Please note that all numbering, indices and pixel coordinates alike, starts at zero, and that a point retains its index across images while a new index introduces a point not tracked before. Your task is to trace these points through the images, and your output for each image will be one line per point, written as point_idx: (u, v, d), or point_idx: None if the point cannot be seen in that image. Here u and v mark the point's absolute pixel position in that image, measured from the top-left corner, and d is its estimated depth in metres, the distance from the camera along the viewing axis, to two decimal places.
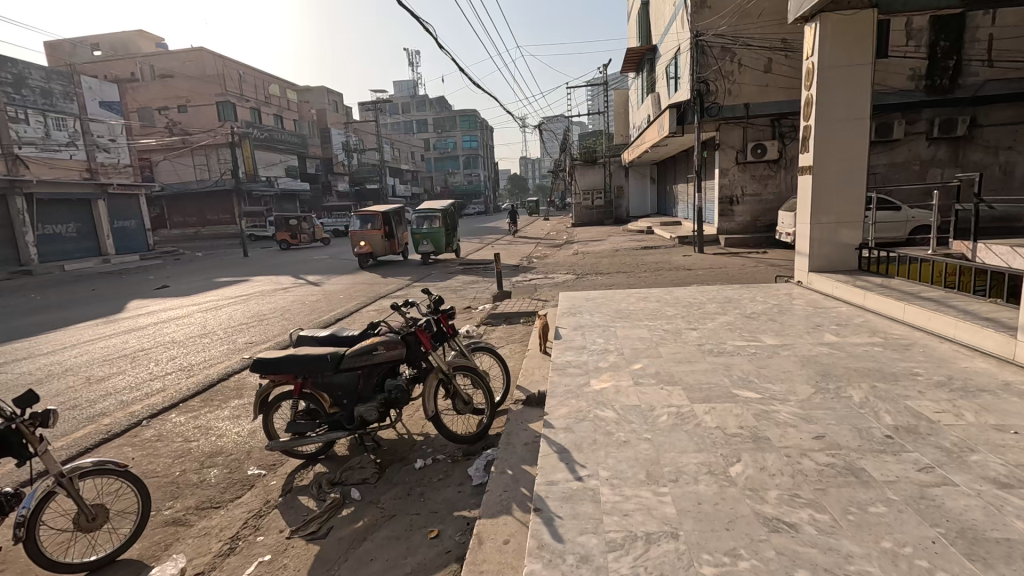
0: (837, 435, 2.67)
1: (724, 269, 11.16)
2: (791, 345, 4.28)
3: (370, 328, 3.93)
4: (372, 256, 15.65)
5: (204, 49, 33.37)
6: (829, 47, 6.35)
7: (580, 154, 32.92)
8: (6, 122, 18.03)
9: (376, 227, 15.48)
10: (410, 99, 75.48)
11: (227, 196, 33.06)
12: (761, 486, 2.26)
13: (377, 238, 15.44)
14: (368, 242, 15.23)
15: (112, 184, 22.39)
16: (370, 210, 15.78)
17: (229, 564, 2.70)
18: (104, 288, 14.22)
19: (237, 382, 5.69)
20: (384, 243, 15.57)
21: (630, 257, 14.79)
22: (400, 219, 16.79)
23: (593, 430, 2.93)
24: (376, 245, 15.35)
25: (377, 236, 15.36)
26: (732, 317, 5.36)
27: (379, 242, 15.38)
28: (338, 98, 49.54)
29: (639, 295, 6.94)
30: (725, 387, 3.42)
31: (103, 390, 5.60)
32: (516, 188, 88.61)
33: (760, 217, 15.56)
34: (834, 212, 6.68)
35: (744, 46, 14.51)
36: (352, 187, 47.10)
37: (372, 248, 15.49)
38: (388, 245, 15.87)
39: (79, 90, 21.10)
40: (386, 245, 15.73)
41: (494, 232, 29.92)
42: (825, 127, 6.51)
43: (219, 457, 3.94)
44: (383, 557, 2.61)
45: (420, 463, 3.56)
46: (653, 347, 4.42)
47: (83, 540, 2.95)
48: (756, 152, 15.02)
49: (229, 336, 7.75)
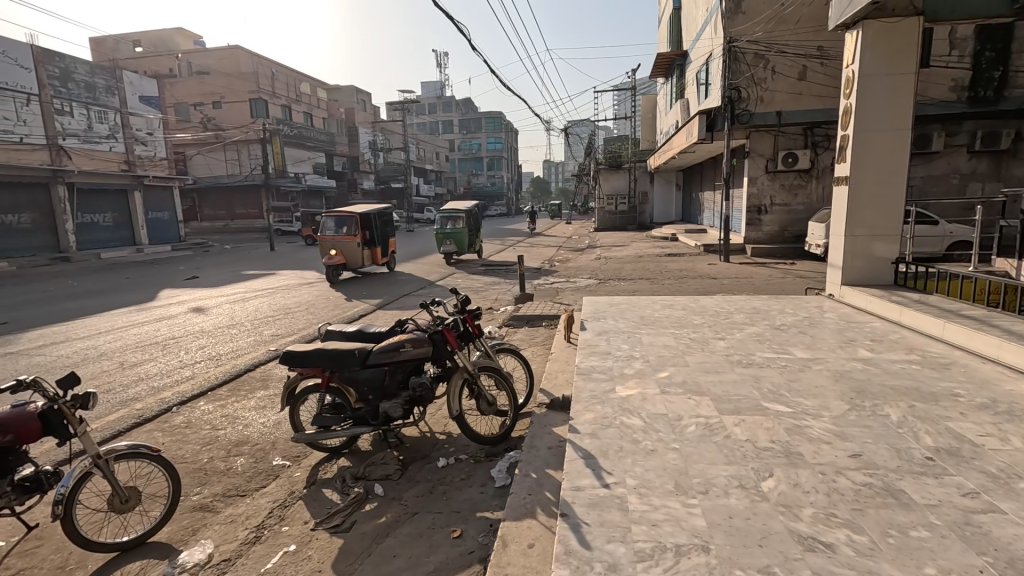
0: (874, 454, 2.59)
1: (750, 279, 10.97)
2: (823, 359, 4.17)
3: (397, 325, 3.96)
4: (345, 267, 12.73)
5: (240, 48, 34.26)
6: (871, 55, 6.20)
7: (605, 158, 32.73)
8: (52, 114, 18.75)
9: (353, 234, 12.95)
10: (437, 100, 76.23)
11: (256, 191, 33.82)
12: (795, 503, 2.20)
13: (353, 245, 12.82)
14: (341, 250, 12.60)
15: (149, 176, 23.13)
16: (346, 212, 13.21)
17: (255, 553, 2.74)
18: (137, 276, 14.67)
19: (263, 373, 5.80)
20: (361, 252, 12.98)
21: (654, 263, 14.65)
22: (385, 224, 14.21)
23: (619, 437, 2.89)
24: (352, 253, 12.76)
25: (353, 244, 12.81)
26: (761, 328, 5.25)
27: (356, 249, 12.77)
28: (367, 97, 50.26)
29: (664, 302, 6.86)
30: (755, 400, 3.35)
31: (135, 376, 5.77)
32: (539, 191, 88.62)
33: (788, 227, 15.25)
34: (870, 225, 6.50)
35: (779, 53, 14.26)
36: (377, 185, 47.78)
37: (346, 257, 12.73)
38: (369, 255, 13.31)
39: (121, 84, 21.71)
40: (365, 254, 13.15)
41: (516, 234, 29.99)
42: (864, 137, 6.35)
43: (245, 446, 4.01)
44: (405, 554, 2.62)
45: (443, 462, 3.57)
46: (680, 356, 4.36)
47: (116, 521, 3.04)
48: (787, 161, 14.70)
49: (256, 328, 7.90)
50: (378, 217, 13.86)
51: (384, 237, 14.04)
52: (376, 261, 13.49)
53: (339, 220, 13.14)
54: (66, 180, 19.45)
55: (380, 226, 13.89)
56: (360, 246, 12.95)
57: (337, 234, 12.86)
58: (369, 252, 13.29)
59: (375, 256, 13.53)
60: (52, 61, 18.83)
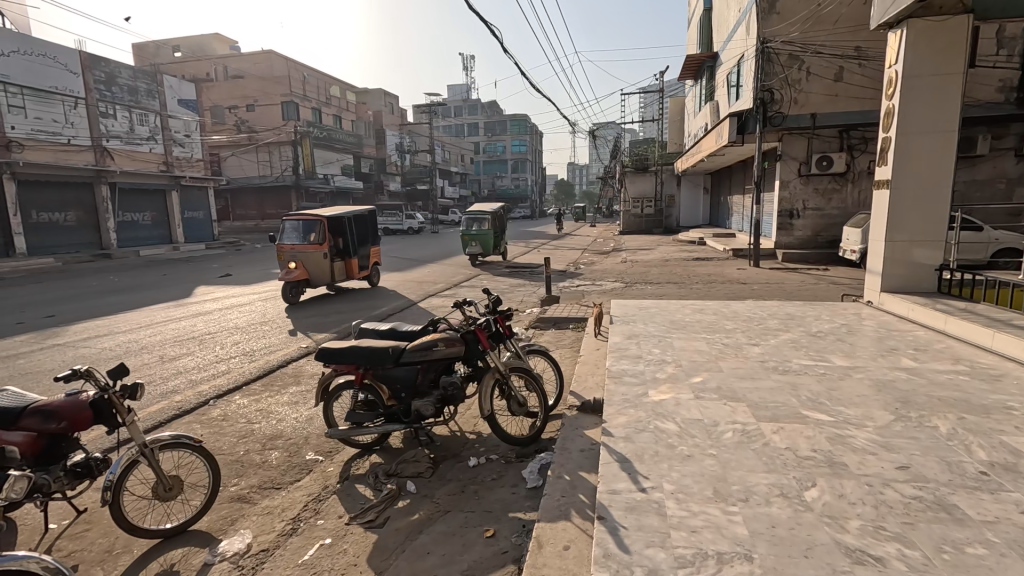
0: (923, 467, 2.50)
1: (782, 285, 10.72)
2: (864, 368, 4.04)
3: (430, 323, 3.99)
4: (306, 284, 10.21)
5: (273, 52, 35.18)
6: (915, 55, 6.01)
7: (631, 161, 32.42)
8: (97, 117, 19.56)
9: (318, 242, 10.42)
10: (462, 102, 76.81)
11: (287, 192, 34.62)
12: (840, 514, 2.14)
13: (318, 257, 10.30)
14: (302, 262, 10.16)
15: (185, 176, 23.90)
16: (310, 214, 10.65)
17: (291, 545, 2.79)
18: (173, 273, 15.15)
19: (295, 369, 5.91)
20: (329, 264, 10.48)
21: (681, 267, 14.44)
22: (364, 231, 11.70)
23: (654, 441, 2.86)
24: (316, 267, 10.27)
25: (318, 255, 10.31)
26: (796, 335, 5.11)
27: (321, 262, 10.28)
28: (395, 100, 50.95)
29: (694, 306, 6.75)
30: (794, 407, 3.26)
31: (174, 369, 5.95)
32: (563, 194, 88.38)
33: (822, 232, 14.86)
34: (912, 230, 6.28)
35: (815, 53, 13.91)
36: (403, 187, 48.39)
37: (308, 271, 10.24)
38: (341, 269, 10.83)
39: (161, 88, 22.47)
40: (335, 267, 10.66)
41: (540, 236, 29.97)
42: (907, 139, 6.15)
43: (279, 440, 4.11)
44: (439, 552, 2.63)
45: (474, 461, 3.58)
46: (714, 361, 4.27)
47: (159, 509, 3.14)
48: (821, 165, 14.43)
49: (288, 325, 8.07)
50: (355, 221, 11.35)
51: (363, 245, 11.56)
52: (351, 274, 11.06)
53: (302, 224, 10.60)
54: (109, 180, 20.27)
55: (356, 233, 11.34)
56: (327, 258, 10.45)
57: (298, 243, 10.34)
58: (340, 264, 10.82)
59: (350, 269, 11.07)
60: (98, 66, 19.64)
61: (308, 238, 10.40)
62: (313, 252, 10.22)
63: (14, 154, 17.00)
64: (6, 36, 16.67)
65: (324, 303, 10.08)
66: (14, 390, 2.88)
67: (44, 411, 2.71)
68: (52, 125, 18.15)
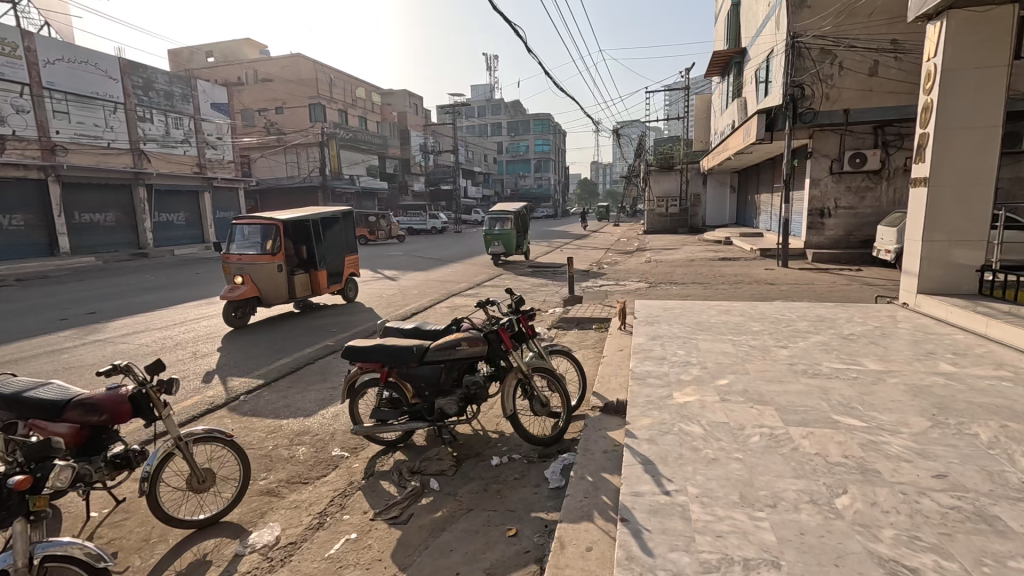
0: (962, 476, 2.41)
1: (812, 286, 10.44)
2: (900, 372, 3.91)
3: (453, 323, 4.04)
4: (256, 303, 8.24)
5: (301, 55, 35.92)
6: (954, 47, 5.79)
7: (656, 159, 32.02)
8: (134, 121, 20.31)
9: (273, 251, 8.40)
10: (486, 103, 77.04)
11: (314, 193, 35.30)
12: (873, 523, 2.08)
13: (271, 270, 8.30)
14: (252, 277, 8.18)
15: (217, 178, 24.60)
16: (263, 216, 8.59)
17: (317, 538, 2.85)
18: (206, 272, 15.63)
19: (322, 367, 6.03)
20: (286, 279, 8.50)
21: (707, 267, 14.20)
22: (335, 234, 9.67)
23: (678, 443, 2.83)
24: (269, 283, 8.29)
25: (272, 267, 8.32)
26: (827, 337, 4.98)
27: (275, 277, 8.30)
28: (419, 101, 51.44)
29: (720, 307, 6.63)
30: (824, 412, 3.18)
31: (206, 365, 6.15)
32: (586, 193, 87.94)
33: (854, 231, 14.43)
34: (950, 230, 6.05)
35: (848, 47, 13.49)
36: (427, 187, 48.80)
37: (259, 288, 8.24)
38: (303, 283, 8.89)
39: (194, 92, 23.14)
40: (295, 281, 8.69)
41: (563, 236, 29.89)
42: (946, 135, 5.93)
43: (306, 436, 4.20)
44: (462, 550, 2.65)
45: (497, 460, 3.60)
46: (740, 363, 4.20)
47: (193, 500, 3.25)
48: (854, 162, 13.98)
49: (314, 323, 8.23)
50: (323, 223, 9.30)
51: (333, 253, 9.58)
52: (317, 289, 9.14)
53: (253, 228, 8.53)
54: (145, 182, 21.02)
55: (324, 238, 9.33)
56: (284, 271, 8.45)
57: (248, 252, 8.35)
58: (302, 278, 8.86)
59: (316, 283, 9.14)
60: (136, 72, 20.37)
61: (259, 247, 8.38)
62: (264, 265, 8.23)
63: (58, 157, 17.78)
64: (52, 45, 17.45)
65: (280, 326, 8.18)
66: (61, 384, 3.05)
67: (86, 403, 2.84)
68: (93, 129, 18.91)
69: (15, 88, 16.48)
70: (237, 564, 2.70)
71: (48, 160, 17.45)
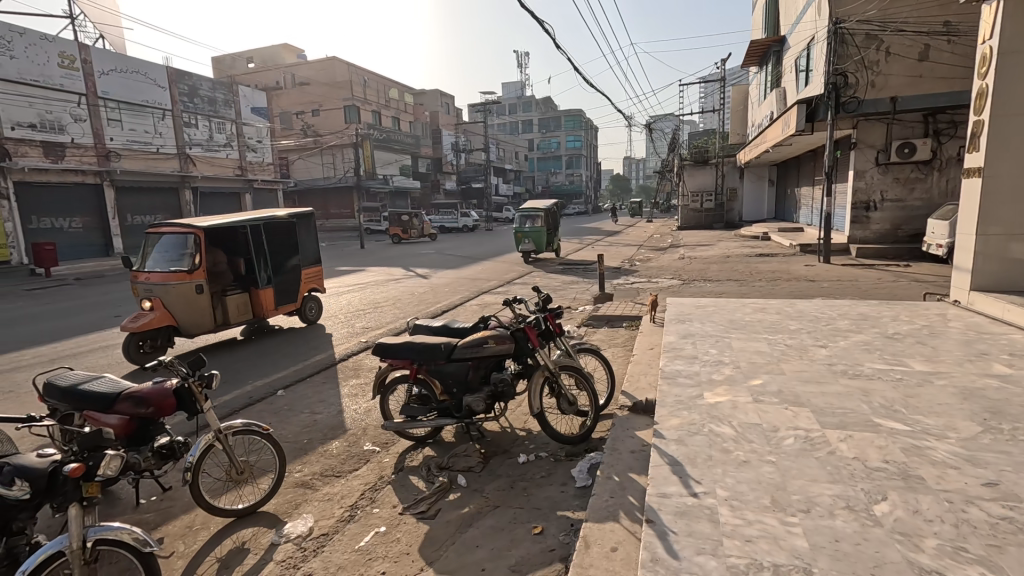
0: (1015, 485, 2.27)
1: (856, 282, 10.00)
2: (949, 374, 3.71)
3: (481, 321, 4.07)
4: (170, 333, 6.51)
5: (336, 58, 36.75)
6: (1012, 28, 5.43)
7: (690, 154, 31.32)
8: (181, 127, 21.27)
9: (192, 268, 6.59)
10: (516, 100, 77.01)
11: (349, 192, 36.11)
12: (914, 532, 1.99)
13: (187, 292, 6.50)
14: (163, 301, 6.42)
15: (257, 180, 25.46)
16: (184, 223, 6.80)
17: (348, 531, 2.93)
18: None
19: (355, 363, 6.18)
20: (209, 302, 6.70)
21: (744, 264, 13.79)
22: (286, 242, 7.70)
23: (708, 445, 2.77)
24: (185, 308, 6.51)
25: (189, 288, 6.51)
26: (870, 337, 4.76)
27: (192, 300, 6.51)
28: (450, 100, 51.86)
29: (755, 305, 6.43)
30: (865, 415, 3.05)
31: (246, 361, 6.40)
32: (618, 189, 86.84)
33: (902, 225, 13.76)
34: (1007, 223, 5.69)
35: (895, 31, 12.82)
36: (459, 186, 49.16)
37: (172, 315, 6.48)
38: (239, 305, 7.09)
39: (236, 97, 23.99)
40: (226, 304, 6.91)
41: (594, 233, 29.61)
42: (1003, 122, 5.57)
43: (339, 431, 4.31)
44: (488, 546, 2.68)
45: (524, 458, 3.61)
46: (775, 363, 4.07)
47: (232, 490, 3.39)
48: (902, 152, 13.31)
49: (348, 320, 8.43)
50: (269, 229, 7.42)
51: (283, 266, 7.73)
52: (260, 312, 7.34)
53: (171, 238, 6.76)
54: (191, 185, 21.96)
55: (269, 249, 7.40)
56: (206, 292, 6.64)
57: (161, 269, 6.58)
58: (238, 299, 7.05)
59: (258, 304, 7.34)
60: (182, 80, 21.31)
61: (174, 263, 6.59)
62: (177, 286, 6.42)
63: (112, 163, 18.76)
64: (106, 56, 18.43)
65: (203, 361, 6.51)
66: (111, 378, 3.23)
67: (135, 396, 3.00)
68: (144, 135, 19.89)
69: (73, 98, 17.50)
70: (272, 553, 2.81)
71: (103, 166, 18.44)
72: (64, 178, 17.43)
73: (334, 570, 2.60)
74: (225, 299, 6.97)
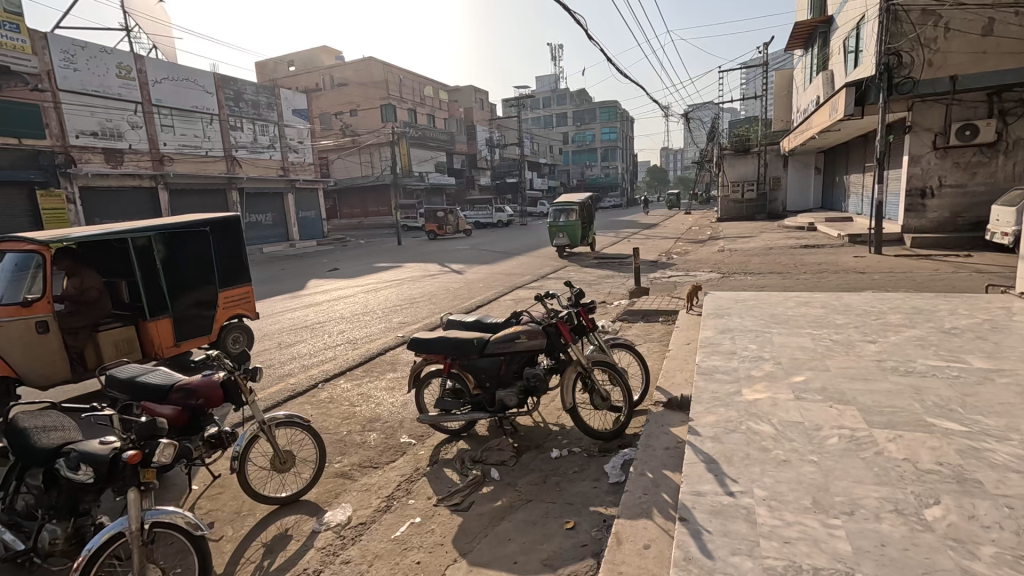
0: None
1: (911, 274, 9.46)
2: (1013, 371, 3.46)
3: (513, 316, 4.09)
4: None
5: (372, 59, 37.44)
6: None
7: (730, 142, 30.35)
8: (227, 131, 22.22)
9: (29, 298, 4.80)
10: (550, 93, 76.47)
11: (386, 190, 36.86)
12: (970, 539, 1.87)
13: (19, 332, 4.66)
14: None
15: (299, 180, 26.29)
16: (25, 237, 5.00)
17: (384, 520, 3.01)
18: (290, 268, 16.80)
19: (392, 357, 6.32)
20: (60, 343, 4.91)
21: (787, 256, 13.28)
22: (194, 261, 5.94)
23: (745, 443, 2.69)
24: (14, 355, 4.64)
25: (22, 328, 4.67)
26: (925, 332, 4.50)
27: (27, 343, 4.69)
28: (484, 96, 52.01)
29: (799, 299, 6.19)
30: (916, 414, 2.89)
31: (290, 354, 6.65)
32: (655, 181, 85.12)
33: (963, 213, 12.92)
34: None
35: (956, 5, 11.93)
36: (493, 181, 49.33)
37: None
38: (115, 343, 5.30)
39: (278, 100, 24.80)
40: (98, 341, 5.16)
41: (630, 226, 29.15)
42: None
43: (377, 423, 4.43)
44: (520, 540, 2.70)
45: (557, 453, 3.61)
46: (819, 359, 3.91)
47: (276, 479, 3.54)
48: (963, 135, 12.53)
49: (386, 315, 8.63)
50: (171, 242, 5.72)
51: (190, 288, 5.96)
52: (153, 350, 5.55)
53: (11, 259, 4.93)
54: (238, 186, 22.90)
55: (166, 268, 5.67)
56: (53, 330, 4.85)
57: None
58: (117, 335, 5.31)
59: (151, 340, 5.55)
60: (228, 85, 22.21)
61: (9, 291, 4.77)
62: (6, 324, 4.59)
63: (166, 167, 19.78)
64: (159, 65, 19.41)
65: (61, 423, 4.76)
66: (164, 371, 3.44)
67: (187, 388, 3.18)
68: (194, 140, 20.88)
69: (130, 107, 18.53)
70: (313, 539, 2.92)
71: (157, 170, 19.47)
72: (123, 182, 18.50)
73: (371, 557, 2.68)
74: (97, 336, 5.22)
